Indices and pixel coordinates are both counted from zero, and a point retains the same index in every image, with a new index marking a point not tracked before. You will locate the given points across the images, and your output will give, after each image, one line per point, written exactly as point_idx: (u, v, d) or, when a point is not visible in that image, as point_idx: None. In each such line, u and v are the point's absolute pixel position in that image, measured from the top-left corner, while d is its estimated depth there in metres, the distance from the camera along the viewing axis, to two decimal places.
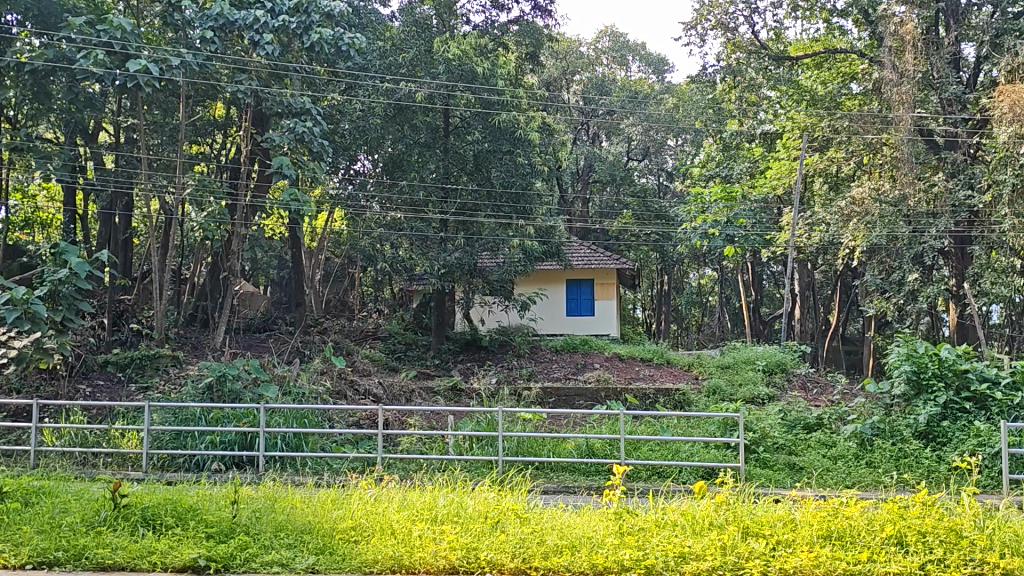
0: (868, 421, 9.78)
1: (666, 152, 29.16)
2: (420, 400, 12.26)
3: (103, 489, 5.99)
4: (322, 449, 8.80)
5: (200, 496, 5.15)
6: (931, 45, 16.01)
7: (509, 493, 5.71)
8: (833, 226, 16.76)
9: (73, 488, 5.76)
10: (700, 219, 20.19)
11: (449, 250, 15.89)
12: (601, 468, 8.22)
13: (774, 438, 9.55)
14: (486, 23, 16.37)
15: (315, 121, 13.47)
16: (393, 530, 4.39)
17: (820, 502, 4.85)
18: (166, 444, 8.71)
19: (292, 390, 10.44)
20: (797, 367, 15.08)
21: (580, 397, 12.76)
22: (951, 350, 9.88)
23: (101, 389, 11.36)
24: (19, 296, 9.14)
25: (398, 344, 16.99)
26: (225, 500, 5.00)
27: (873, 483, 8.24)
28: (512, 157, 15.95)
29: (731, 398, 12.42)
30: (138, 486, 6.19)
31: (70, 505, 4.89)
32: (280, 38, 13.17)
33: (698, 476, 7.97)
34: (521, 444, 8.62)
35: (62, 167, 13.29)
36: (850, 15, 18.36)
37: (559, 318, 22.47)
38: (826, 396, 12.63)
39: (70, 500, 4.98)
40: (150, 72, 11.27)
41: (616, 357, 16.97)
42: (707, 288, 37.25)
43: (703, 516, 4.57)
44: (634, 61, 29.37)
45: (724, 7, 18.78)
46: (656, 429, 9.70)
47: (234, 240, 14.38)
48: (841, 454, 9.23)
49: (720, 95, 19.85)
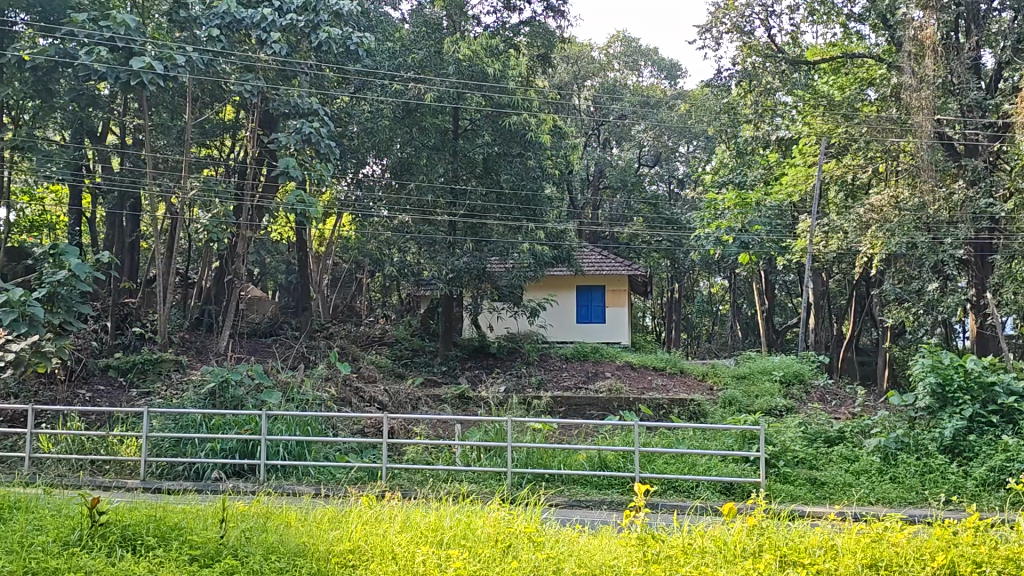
0: (891, 435, 9.54)
1: (678, 159, 28.86)
2: (427, 408, 11.97)
3: (82, 500, 5.62)
4: (326, 457, 8.56)
5: (187, 512, 4.81)
6: (951, 50, 15.61)
7: (522, 510, 5.39)
8: (851, 234, 16.42)
9: (49, 499, 5.36)
10: (714, 227, 19.89)
11: (458, 254, 15.58)
12: (615, 481, 8.01)
13: (795, 451, 9.35)
14: (496, 24, 16.05)
15: (322, 122, 13.12)
16: (394, 554, 4.08)
17: (869, 528, 4.55)
18: (166, 451, 8.46)
19: (295, 397, 10.15)
20: (815, 377, 14.72)
21: (591, 407, 12.42)
22: (976, 361, 9.65)
23: (102, 394, 11.05)
24: (17, 297, 8.88)
25: (405, 349, 16.69)
26: (214, 518, 4.66)
27: (897, 500, 8.06)
28: (522, 160, 15.79)
29: (747, 410, 12.13)
30: (121, 500, 5.84)
31: (47, 521, 4.56)
32: (288, 38, 12.94)
33: (715, 491, 7.94)
34: (531, 456, 8.40)
35: (65, 168, 13.02)
36: (867, 20, 18.06)
37: (569, 324, 22.18)
38: (846, 408, 12.30)
39: (50, 514, 4.68)
40: (154, 70, 11.00)
41: (628, 366, 16.64)
42: (718, 296, 36.95)
43: (735, 542, 4.24)
44: (646, 66, 28.96)
45: (740, 10, 18.46)
46: (670, 441, 9.44)
47: (239, 244, 14.14)
48: (864, 468, 9.00)
49: (735, 99, 19.41)
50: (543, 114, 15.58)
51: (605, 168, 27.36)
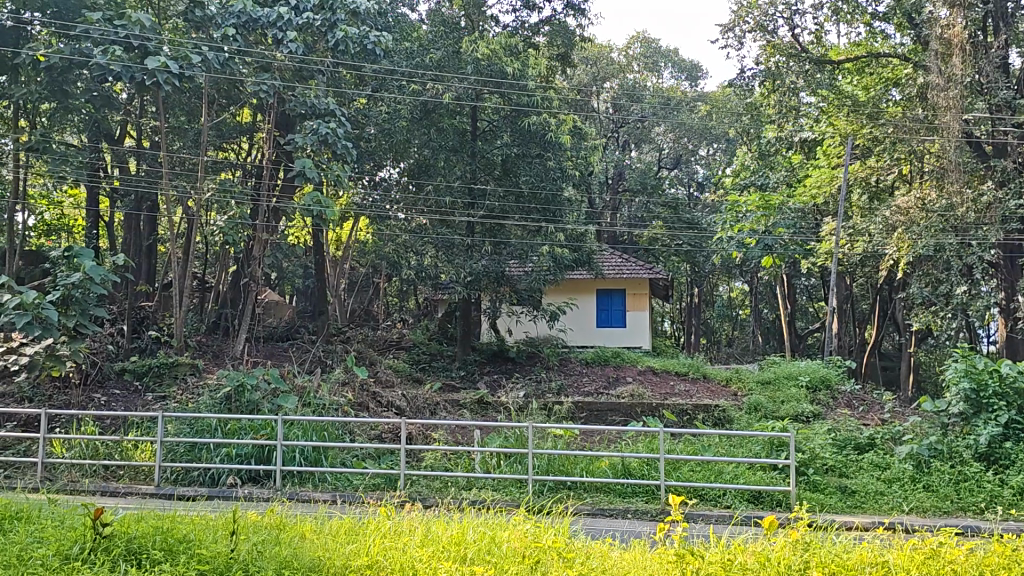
0: (924, 441, 9.32)
1: (698, 161, 28.59)
2: (445, 413, 11.75)
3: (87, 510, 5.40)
4: (343, 463, 8.39)
5: (196, 523, 4.59)
6: (979, 48, 15.26)
7: (548, 521, 5.15)
8: (876, 237, 16.16)
9: (52, 508, 5.13)
10: (737, 230, 19.61)
11: (477, 257, 15.33)
12: (639, 489, 7.83)
13: (824, 459, 9.16)
14: (515, 24, 15.88)
15: (339, 122, 12.95)
16: (415, 571, 3.86)
17: (922, 545, 4.29)
18: (180, 457, 8.29)
19: (312, 401, 9.96)
20: (842, 383, 14.41)
21: (614, 412, 12.15)
22: (1012, 366, 9.34)
23: (117, 399, 10.89)
24: (30, 300, 8.67)
25: (423, 354, 16.46)
26: (224, 529, 4.44)
27: (931, 510, 7.85)
28: (542, 161, 15.54)
29: (773, 416, 11.87)
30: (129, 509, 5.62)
31: (48, 533, 4.35)
32: (305, 38, 12.79)
33: (742, 499, 7.77)
34: (552, 462, 8.23)
35: (81, 170, 12.90)
36: (892, 19, 17.79)
37: (589, 329, 21.93)
38: (875, 415, 12.02)
39: (53, 524, 4.49)
40: (169, 70, 10.83)
41: (649, 371, 16.37)
42: (738, 301, 36.68)
43: (779, 558, 4.01)
44: (666, 68, 28.62)
45: (763, 8, 18.19)
46: (696, 448, 9.22)
47: (256, 246, 13.97)
48: (896, 477, 8.80)
49: (758, 100, 19.14)
50: (563, 115, 15.36)
51: (625, 170, 27.12)
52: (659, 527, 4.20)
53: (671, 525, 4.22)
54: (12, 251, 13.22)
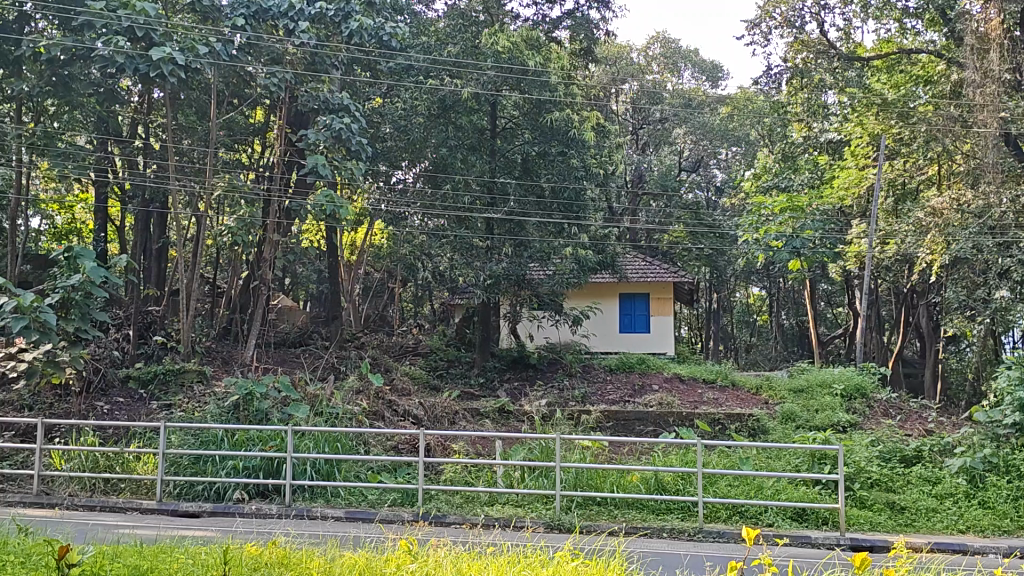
0: (978, 454, 8.75)
1: (718, 164, 28.03)
2: (465, 423, 11.25)
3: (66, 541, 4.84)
4: (357, 477, 7.89)
5: (184, 561, 4.00)
6: (1018, 42, 14.57)
7: (601, 555, 4.49)
8: (910, 239, 15.51)
9: (27, 538, 4.58)
10: (762, 232, 19.17)
11: (497, 259, 14.77)
12: (674, 506, 7.34)
13: (869, 472, 8.59)
14: (537, 17, 15.39)
15: (354, 118, 12.44)
16: None
17: None
18: (184, 470, 7.78)
19: (325, 410, 9.44)
20: (878, 391, 13.78)
21: (641, 422, 11.59)
22: None
23: (121, 407, 10.40)
24: (28, 303, 7.94)
25: (440, 361, 15.91)
26: (210, 570, 3.86)
27: (990, 528, 7.27)
28: (565, 159, 14.76)
29: (810, 426, 11.30)
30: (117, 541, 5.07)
31: (7, 571, 3.83)
32: (319, 30, 12.35)
33: (786, 517, 7.27)
34: (580, 476, 7.71)
35: (85, 169, 12.45)
36: (923, 16, 17.19)
37: (612, 335, 21.35)
38: (918, 425, 11.44)
39: (16, 561, 3.97)
40: (176, 61, 10.31)
41: (676, 378, 15.77)
42: (756, 307, 36.08)
43: None
44: (687, 68, 27.98)
45: (791, 3, 17.56)
46: (733, 462, 8.67)
47: (268, 248, 13.45)
48: (949, 493, 8.22)
49: (786, 98, 18.59)
50: (586, 111, 14.80)
51: (645, 173, 26.53)
52: (746, 540, 3.30)
53: (769, 554, 3.42)
54: (14, 253, 12.80)
